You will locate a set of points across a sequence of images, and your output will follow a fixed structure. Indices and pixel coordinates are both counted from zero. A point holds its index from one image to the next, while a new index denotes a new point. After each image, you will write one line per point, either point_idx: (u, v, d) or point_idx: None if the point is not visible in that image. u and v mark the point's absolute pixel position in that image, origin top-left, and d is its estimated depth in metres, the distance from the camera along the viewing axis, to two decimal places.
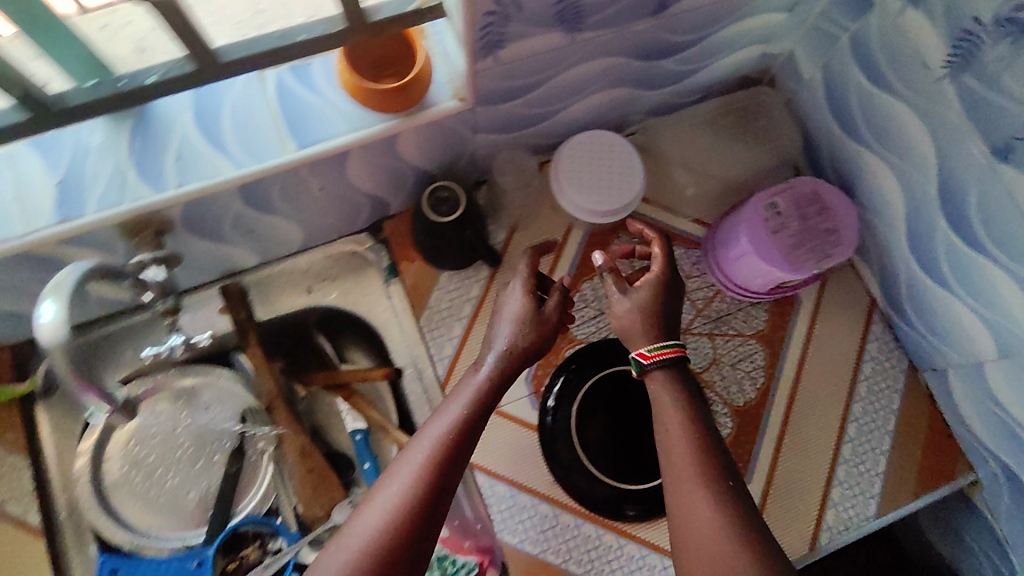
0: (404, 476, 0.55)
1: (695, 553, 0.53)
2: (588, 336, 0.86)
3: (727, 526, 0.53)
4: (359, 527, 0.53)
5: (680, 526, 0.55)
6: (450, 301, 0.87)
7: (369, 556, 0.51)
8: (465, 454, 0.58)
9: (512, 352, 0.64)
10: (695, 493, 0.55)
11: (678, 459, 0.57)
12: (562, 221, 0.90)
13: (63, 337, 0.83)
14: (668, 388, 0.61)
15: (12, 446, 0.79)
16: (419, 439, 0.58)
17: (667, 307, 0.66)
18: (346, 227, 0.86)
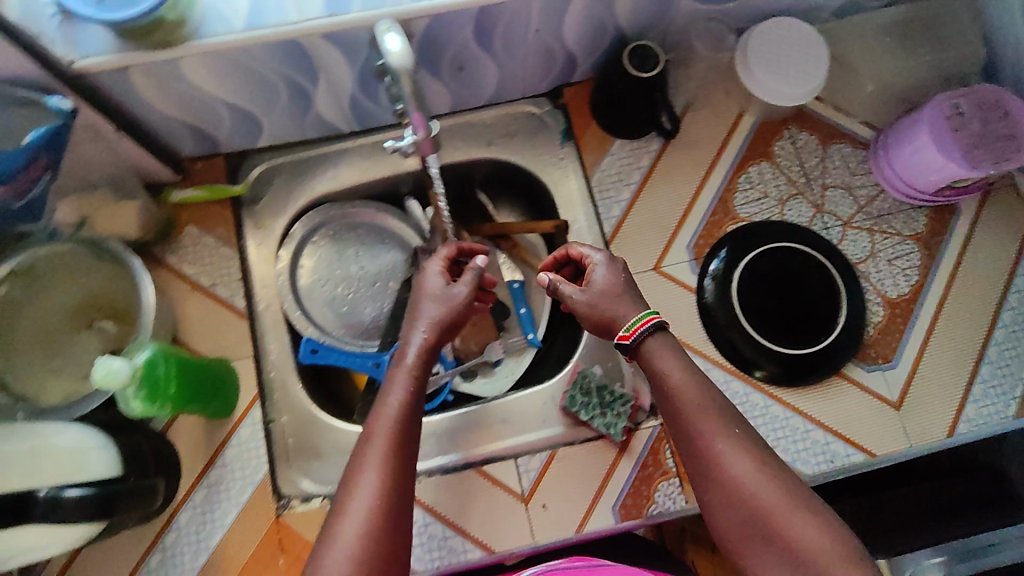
0: (374, 469, 0.56)
1: (729, 506, 0.57)
2: (752, 215, 0.88)
3: (757, 470, 0.57)
4: (344, 536, 0.53)
5: (712, 484, 0.58)
6: (621, 167, 0.89)
7: (365, 556, 0.52)
8: (412, 434, 0.60)
9: (434, 324, 0.67)
10: (718, 447, 0.58)
11: (695, 417, 0.60)
12: (735, 105, 0.92)
13: (266, 157, 0.89)
14: (659, 349, 0.65)
15: (223, 239, 0.85)
16: (373, 431, 0.59)
17: (626, 281, 0.70)
18: (532, 85, 0.90)
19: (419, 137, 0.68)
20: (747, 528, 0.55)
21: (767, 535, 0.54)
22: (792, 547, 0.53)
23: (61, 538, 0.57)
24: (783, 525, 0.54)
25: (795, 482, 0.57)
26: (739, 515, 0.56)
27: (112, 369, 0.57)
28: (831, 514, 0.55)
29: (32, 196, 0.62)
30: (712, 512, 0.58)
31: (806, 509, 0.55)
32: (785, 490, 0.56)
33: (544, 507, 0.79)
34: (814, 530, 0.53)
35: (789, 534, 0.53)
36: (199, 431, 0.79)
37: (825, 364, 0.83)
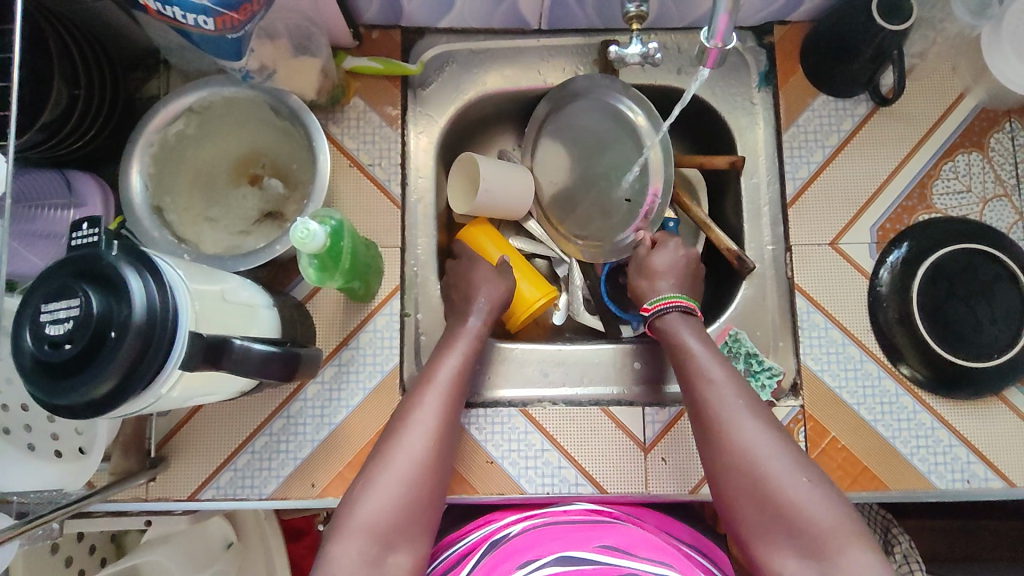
0: (429, 408, 0.67)
1: (732, 471, 0.59)
2: (947, 209, 0.81)
3: (766, 436, 0.60)
4: (399, 453, 0.63)
5: (716, 449, 0.61)
6: (818, 126, 0.82)
7: (416, 471, 0.62)
8: (463, 389, 0.70)
9: (492, 305, 0.76)
10: (730, 414, 0.62)
11: (712, 387, 0.64)
12: (960, 82, 0.82)
13: (448, 42, 0.84)
14: (675, 325, 0.72)
15: (389, 120, 0.81)
16: (431, 378, 0.69)
17: (684, 262, 0.80)
18: (744, 15, 0.82)
19: (711, 45, 0.53)
20: (748, 493, 0.58)
21: (768, 499, 0.57)
22: (790, 510, 0.56)
23: (225, 386, 0.58)
24: (783, 489, 0.57)
25: (799, 453, 0.60)
26: (742, 478, 0.59)
27: (309, 232, 0.55)
28: (830, 484, 0.58)
29: (246, 30, 0.59)
30: (715, 479, 0.61)
31: (808, 477, 0.58)
32: (789, 459, 0.59)
33: (664, 460, 0.77)
34: (815, 498, 0.56)
35: (789, 498, 0.56)
36: (338, 309, 0.78)
37: (993, 383, 0.77)
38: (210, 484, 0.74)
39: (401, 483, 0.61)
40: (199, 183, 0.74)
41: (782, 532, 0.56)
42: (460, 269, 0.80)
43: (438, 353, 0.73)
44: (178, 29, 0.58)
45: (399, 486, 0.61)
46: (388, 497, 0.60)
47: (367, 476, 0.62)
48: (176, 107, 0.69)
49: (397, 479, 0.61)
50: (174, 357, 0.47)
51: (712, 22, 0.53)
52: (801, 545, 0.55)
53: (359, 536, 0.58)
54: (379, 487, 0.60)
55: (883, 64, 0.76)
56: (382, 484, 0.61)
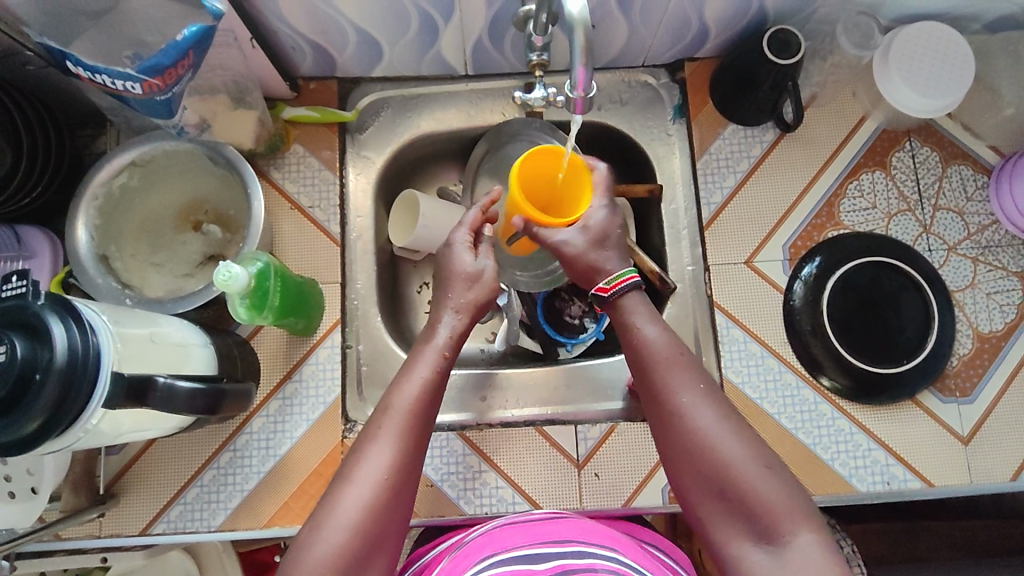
0: (384, 440, 0.58)
1: (687, 456, 0.57)
2: (854, 225, 0.86)
3: (723, 423, 0.57)
4: (356, 485, 0.56)
5: (671, 432, 0.58)
6: (729, 153, 0.88)
7: (373, 508, 0.55)
8: (429, 413, 0.61)
9: (466, 311, 0.68)
10: (684, 401, 0.58)
11: (665, 372, 0.60)
12: (859, 108, 0.89)
13: (382, 89, 0.90)
14: (634, 308, 0.65)
15: (326, 163, 0.87)
16: (391, 402, 0.61)
17: (620, 235, 0.70)
18: (654, 54, 0.88)
19: (574, 95, 0.60)
20: (704, 480, 0.56)
21: (727, 486, 0.55)
22: (745, 496, 0.54)
23: (159, 422, 0.64)
24: (742, 479, 0.54)
25: (753, 436, 0.57)
26: (698, 463, 0.56)
27: (231, 274, 0.60)
28: (783, 466, 0.56)
29: (175, 91, 0.64)
30: (671, 462, 0.59)
31: (763, 462, 0.55)
32: (746, 443, 0.56)
33: (597, 475, 0.80)
34: (770, 481, 0.54)
35: (745, 485, 0.54)
36: (280, 344, 0.82)
37: (906, 387, 0.81)
38: (161, 518, 0.77)
39: (356, 519, 0.54)
40: (144, 232, 0.78)
41: (738, 517, 0.54)
42: (443, 258, 0.72)
43: (407, 363, 0.65)
44: (115, 95, 0.64)
45: (357, 515, 0.54)
46: (341, 531, 0.54)
47: (322, 508, 0.56)
48: (120, 162, 0.74)
49: (350, 513, 0.54)
50: (97, 397, 0.51)
51: (573, 75, 0.59)
52: (755, 529, 0.54)
53: None
54: (333, 523, 0.54)
55: (781, 95, 0.82)
56: (336, 521, 0.54)
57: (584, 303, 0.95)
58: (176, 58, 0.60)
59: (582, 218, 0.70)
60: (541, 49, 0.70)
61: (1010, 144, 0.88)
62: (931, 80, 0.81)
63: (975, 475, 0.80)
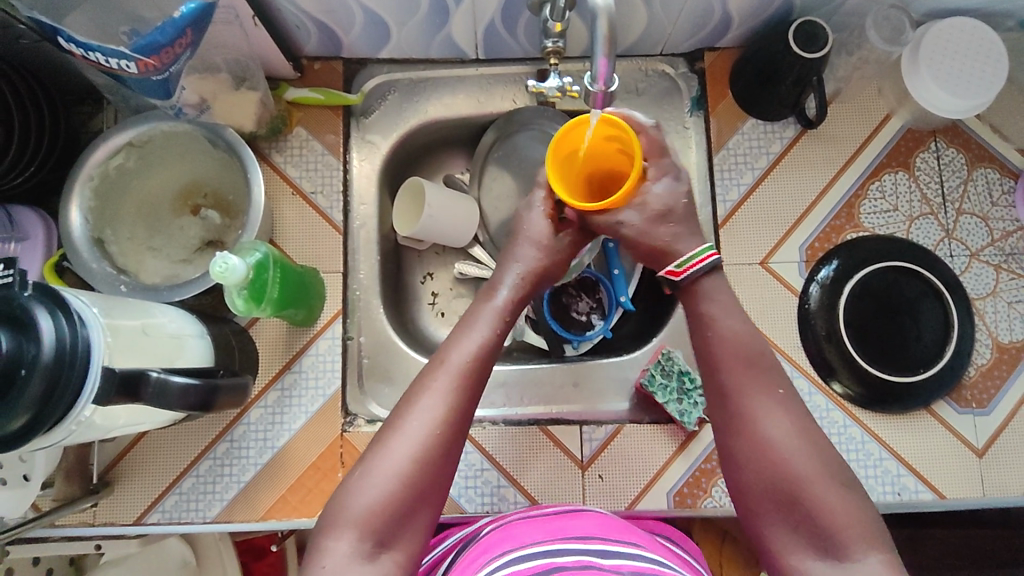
0: (441, 394, 0.56)
1: (752, 462, 0.55)
2: (874, 228, 0.83)
3: (796, 434, 0.55)
4: (404, 435, 0.54)
5: (737, 439, 0.56)
6: (748, 149, 0.85)
7: (421, 459, 0.54)
8: (485, 371, 0.59)
9: (528, 270, 0.66)
10: (756, 405, 0.56)
11: (739, 373, 0.58)
12: (885, 106, 0.85)
13: (389, 71, 0.87)
14: (710, 292, 0.62)
15: (330, 148, 0.84)
16: (446, 355, 0.59)
17: (683, 206, 0.66)
18: (673, 43, 0.85)
19: (595, 89, 0.57)
20: (769, 490, 0.54)
21: (793, 498, 0.53)
22: (813, 512, 0.52)
23: (153, 416, 0.61)
24: (810, 493, 0.53)
25: (824, 448, 0.55)
26: (767, 472, 0.54)
27: (228, 266, 0.58)
28: (855, 482, 0.54)
29: (171, 71, 0.61)
30: (731, 467, 0.57)
31: (834, 477, 0.53)
32: (818, 456, 0.54)
33: (601, 477, 0.78)
34: (840, 497, 0.52)
35: (813, 498, 0.52)
36: (280, 333, 0.80)
37: (921, 396, 0.79)
38: (155, 508, 0.76)
39: (402, 469, 0.53)
40: (142, 215, 0.76)
41: (800, 531, 0.53)
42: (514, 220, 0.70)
43: (464, 321, 0.63)
44: (110, 73, 0.61)
45: (403, 466, 0.53)
46: (389, 485, 0.53)
47: (369, 457, 0.54)
48: (116, 142, 0.71)
49: (400, 464, 0.53)
50: (87, 393, 0.49)
51: (593, 67, 0.56)
52: (821, 547, 0.52)
53: (353, 526, 0.51)
54: (378, 472, 0.53)
55: (804, 91, 0.79)
56: (384, 470, 0.53)
57: (592, 299, 0.93)
58: (173, 36, 0.57)
59: (639, 195, 0.65)
60: (558, 36, 0.67)
61: None
62: (961, 80, 0.77)
63: (987, 488, 0.78)
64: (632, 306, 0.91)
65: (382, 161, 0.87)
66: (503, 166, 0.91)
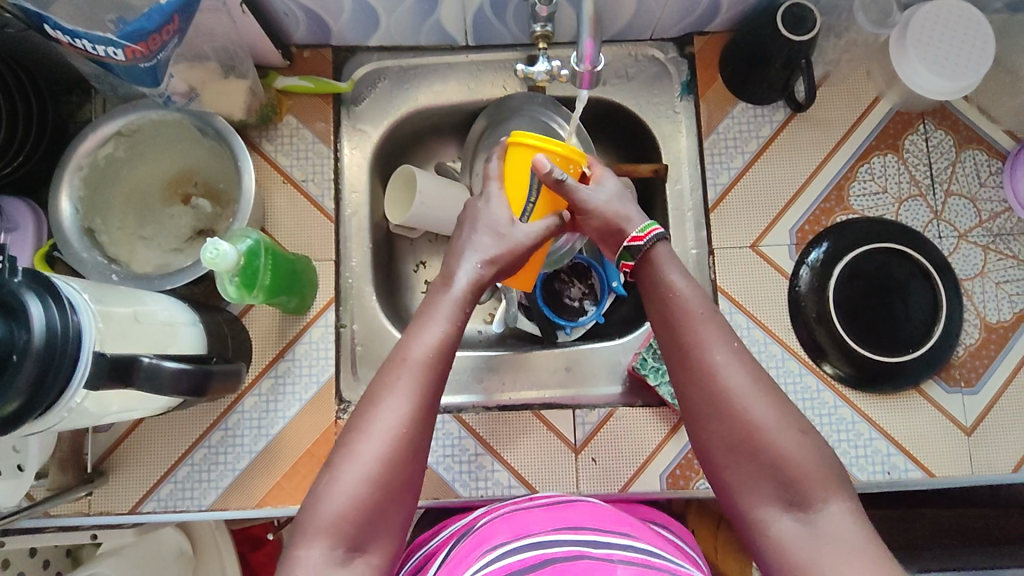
0: (403, 392, 0.56)
1: (713, 415, 0.55)
2: (864, 210, 0.84)
3: (756, 385, 0.55)
4: (366, 438, 0.53)
5: (699, 393, 0.56)
6: (738, 133, 0.85)
7: (388, 460, 0.53)
8: (446, 362, 0.59)
9: (489, 261, 0.65)
10: (717, 359, 0.56)
11: (698, 330, 0.58)
12: (875, 88, 0.85)
13: (379, 59, 0.87)
14: (666, 260, 0.63)
15: (320, 136, 0.84)
16: (404, 351, 0.58)
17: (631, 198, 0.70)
18: (663, 27, 0.85)
19: (581, 68, 0.57)
20: (730, 441, 0.54)
21: (754, 448, 0.53)
22: (775, 460, 0.53)
23: (148, 403, 0.62)
24: (771, 441, 0.53)
25: (783, 399, 0.55)
26: (728, 425, 0.54)
27: (219, 252, 0.58)
28: (814, 430, 0.55)
29: (159, 58, 0.61)
30: (694, 422, 0.57)
31: (794, 426, 0.54)
32: (778, 406, 0.54)
33: (594, 460, 0.79)
34: (800, 444, 0.53)
35: (774, 447, 0.53)
36: (273, 322, 0.80)
37: (910, 376, 0.79)
38: (150, 496, 0.76)
39: (371, 473, 0.52)
40: (132, 204, 0.76)
41: (762, 481, 0.53)
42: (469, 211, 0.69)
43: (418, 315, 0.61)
44: (96, 61, 0.61)
45: (370, 470, 0.52)
46: (356, 488, 0.52)
47: (334, 461, 0.54)
48: (105, 131, 0.71)
49: (367, 466, 0.52)
50: (78, 376, 0.49)
51: (579, 47, 0.56)
52: (784, 496, 0.52)
53: (324, 534, 0.51)
54: (344, 478, 0.52)
55: (793, 75, 0.79)
56: (349, 474, 0.52)
57: (584, 285, 0.93)
58: (160, 22, 0.57)
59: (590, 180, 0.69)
60: (545, 20, 0.67)
61: None
62: (950, 60, 0.77)
63: (976, 466, 0.79)
64: (624, 291, 0.93)
65: (373, 148, 0.87)
66: (493, 153, 0.91)
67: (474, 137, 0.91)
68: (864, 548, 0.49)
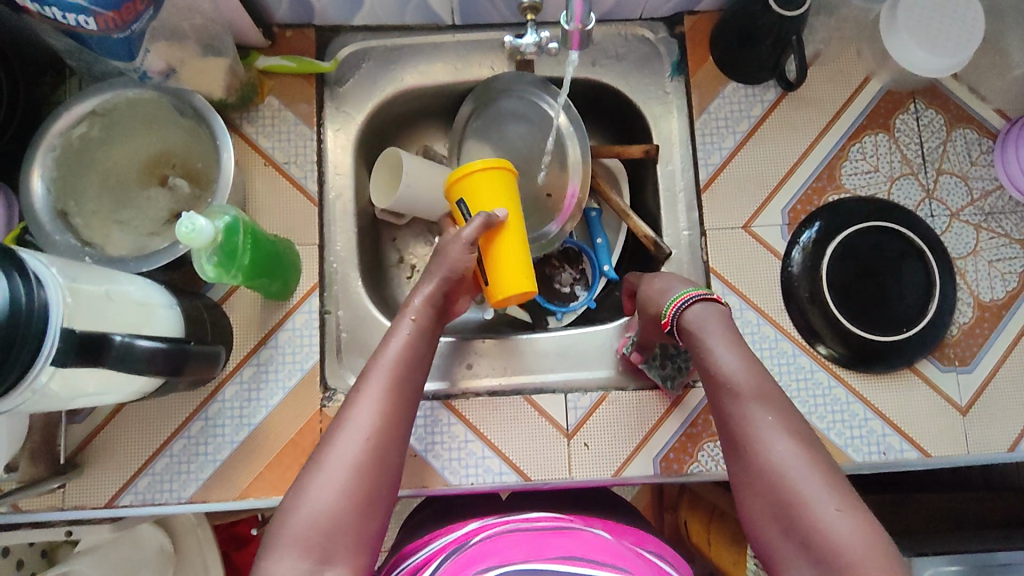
0: (373, 399, 0.59)
1: (750, 485, 0.54)
2: (856, 189, 0.83)
3: (801, 456, 0.53)
4: (339, 449, 0.55)
5: (741, 462, 0.55)
6: (729, 112, 0.84)
7: (359, 466, 0.54)
8: (413, 371, 0.62)
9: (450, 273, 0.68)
10: (758, 425, 0.55)
11: (742, 396, 0.57)
12: (866, 67, 0.85)
13: (363, 39, 0.85)
14: (706, 321, 0.61)
15: (303, 117, 0.82)
16: (373, 367, 0.62)
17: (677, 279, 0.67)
18: (653, 6, 0.84)
19: (571, 28, 0.57)
20: (767, 511, 0.52)
21: (793, 520, 0.51)
22: (814, 535, 0.49)
23: (122, 386, 0.59)
24: (813, 515, 0.50)
25: (833, 477, 0.52)
26: (764, 497, 0.53)
27: (195, 227, 0.55)
28: (865, 510, 0.50)
29: (133, 29, 0.60)
30: (737, 493, 0.55)
31: (845, 506, 0.50)
32: (822, 481, 0.52)
33: (587, 445, 0.77)
34: (847, 523, 0.49)
35: (815, 521, 0.50)
36: (256, 308, 0.78)
37: (904, 356, 0.79)
38: (128, 490, 0.73)
39: (344, 481, 0.54)
40: (107, 186, 0.73)
41: (803, 560, 0.50)
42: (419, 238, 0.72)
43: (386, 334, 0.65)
44: (66, 31, 0.59)
45: (344, 478, 0.54)
46: (331, 494, 0.53)
47: (307, 474, 0.55)
48: (79, 110, 0.69)
49: (339, 473, 0.54)
50: (45, 354, 0.46)
51: (569, 6, 0.57)
52: None
53: (296, 546, 0.50)
54: (318, 485, 0.53)
55: (783, 52, 0.78)
56: (324, 484, 0.53)
57: (575, 270, 0.92)
58: None
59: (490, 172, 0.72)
60: None
61: (1018, 106, 0.85)
62: (941, 36, 0.77)
63: (972, 446, 0.79)
64: (615, 276, 0.91)
65: (357, 130, 0.84)
66: (481, 136, 0.89)
67: (461, 120, 0.89)
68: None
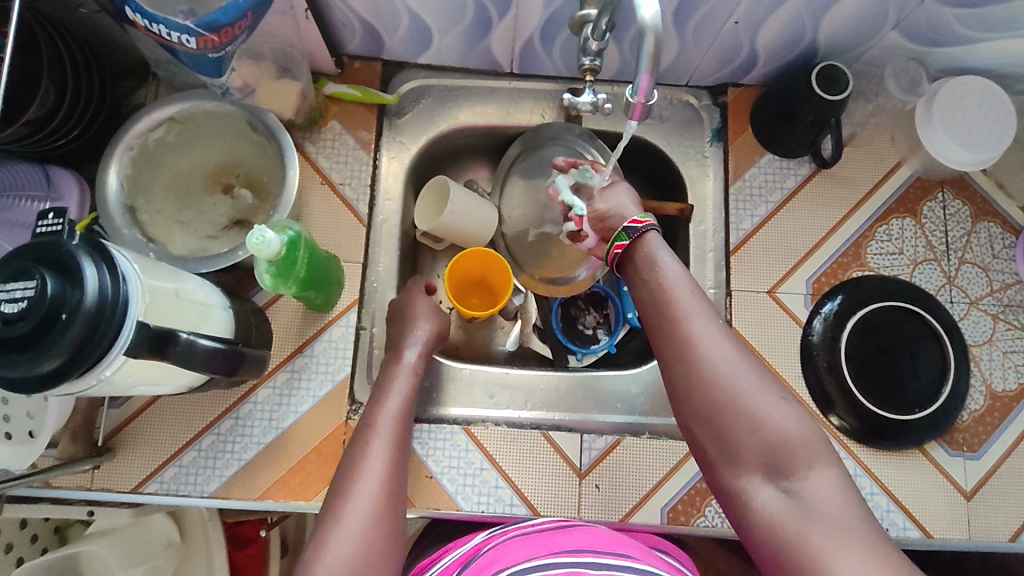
0: (381, 454, 0.66)
1: (696, 385, 0.60)
2: (880, 268, 0.86)
3: (734, 352, 0.60)
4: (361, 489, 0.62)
5: (683, 363, 0.61)
6: (763, 182, 0.88)
7: (379, 501, 0.62)
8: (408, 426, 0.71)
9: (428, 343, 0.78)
10: (699, 329, 0.61)
11: (682, 304, 0.63)
12: (899, 154, 0.89)
13: (426, 76, 0.90)
14: (656, 245, 0.68)
15: (362, 144, 0.87)
16: (378, 417, 0.70)
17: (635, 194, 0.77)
18: (700, 75, 0.89)
19: (635, 101, 0.61)
20: (711, 412, 0.59)
21: (737, 415, 0.58)
22: (757, 428, 0.57)
23: (173, 378, 0.63)
24: (754, 407, 0.57)
25: (771, 377, 0.60)
26: (711, 395, 0.59)
27: (265, 240, 0.60)
28: (797, 402, 0.59)
29: (227, 51, 0.64)
30: (680, 398, 0.61)
31: (777, 395, 0.58)
32: (759, 377, 0.59)
33: (597, 487, 0.79)
34: (783, 411, 0.57)
35: (758, 415, 0.57)
36: (296, 317, 0.81)
37: (915, 435, 0.80)
38: (153, 478, 0.76)
39: (368, 513, 0.61)
40: (173, 189, 0.78)
41: (749, 452, 0.57)
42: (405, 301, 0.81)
43: (381, 387, 0.74)
44: (164, 46, 0.63)
45: (369, 510, 0.61)
46: (355, 534, 0.58)
47: (327, 521, 0.60)
48: (159, 116, 0.74)
49: (364, 505, 0.61)
50: (121, 342, 0.50)
51: (635, 80, 0.60)
52: (772, 468, 0.56)
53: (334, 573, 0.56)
54: (346, 521, 0.60)
55: (820, 133, 0.83)
56: (350, 521, 0.59)
57: (599, 314, 0.96)
58: (234, 16, 0.60)
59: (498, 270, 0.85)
60: (594, 55, 0.68)
61: None
62: (972, 133, 0.81)
63: (974, 532, 0.80)
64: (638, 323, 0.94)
65: (410, 159, 0.89)
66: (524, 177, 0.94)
67: (507, 159, 0.94)
68: (850, 513, 0.53)
